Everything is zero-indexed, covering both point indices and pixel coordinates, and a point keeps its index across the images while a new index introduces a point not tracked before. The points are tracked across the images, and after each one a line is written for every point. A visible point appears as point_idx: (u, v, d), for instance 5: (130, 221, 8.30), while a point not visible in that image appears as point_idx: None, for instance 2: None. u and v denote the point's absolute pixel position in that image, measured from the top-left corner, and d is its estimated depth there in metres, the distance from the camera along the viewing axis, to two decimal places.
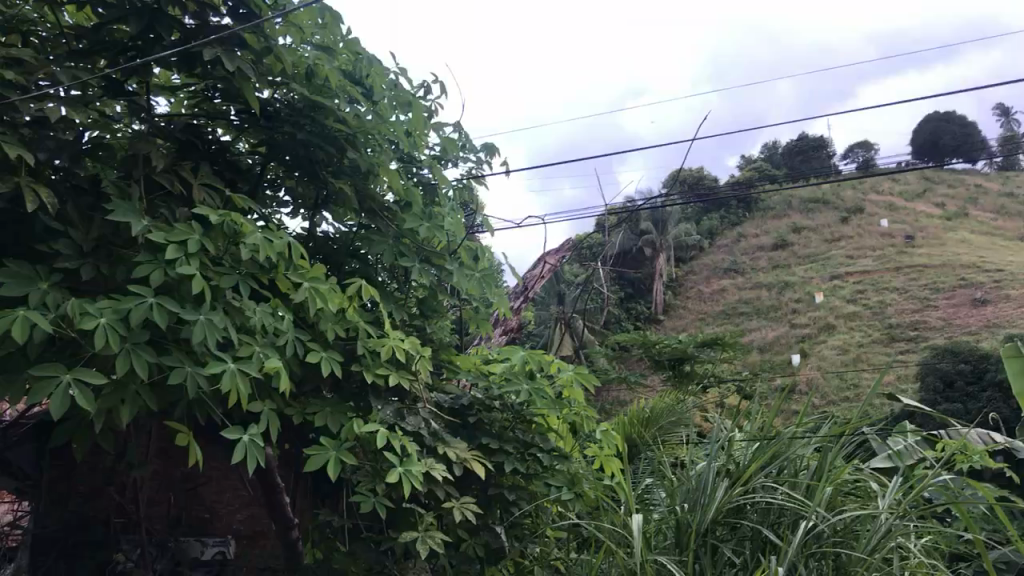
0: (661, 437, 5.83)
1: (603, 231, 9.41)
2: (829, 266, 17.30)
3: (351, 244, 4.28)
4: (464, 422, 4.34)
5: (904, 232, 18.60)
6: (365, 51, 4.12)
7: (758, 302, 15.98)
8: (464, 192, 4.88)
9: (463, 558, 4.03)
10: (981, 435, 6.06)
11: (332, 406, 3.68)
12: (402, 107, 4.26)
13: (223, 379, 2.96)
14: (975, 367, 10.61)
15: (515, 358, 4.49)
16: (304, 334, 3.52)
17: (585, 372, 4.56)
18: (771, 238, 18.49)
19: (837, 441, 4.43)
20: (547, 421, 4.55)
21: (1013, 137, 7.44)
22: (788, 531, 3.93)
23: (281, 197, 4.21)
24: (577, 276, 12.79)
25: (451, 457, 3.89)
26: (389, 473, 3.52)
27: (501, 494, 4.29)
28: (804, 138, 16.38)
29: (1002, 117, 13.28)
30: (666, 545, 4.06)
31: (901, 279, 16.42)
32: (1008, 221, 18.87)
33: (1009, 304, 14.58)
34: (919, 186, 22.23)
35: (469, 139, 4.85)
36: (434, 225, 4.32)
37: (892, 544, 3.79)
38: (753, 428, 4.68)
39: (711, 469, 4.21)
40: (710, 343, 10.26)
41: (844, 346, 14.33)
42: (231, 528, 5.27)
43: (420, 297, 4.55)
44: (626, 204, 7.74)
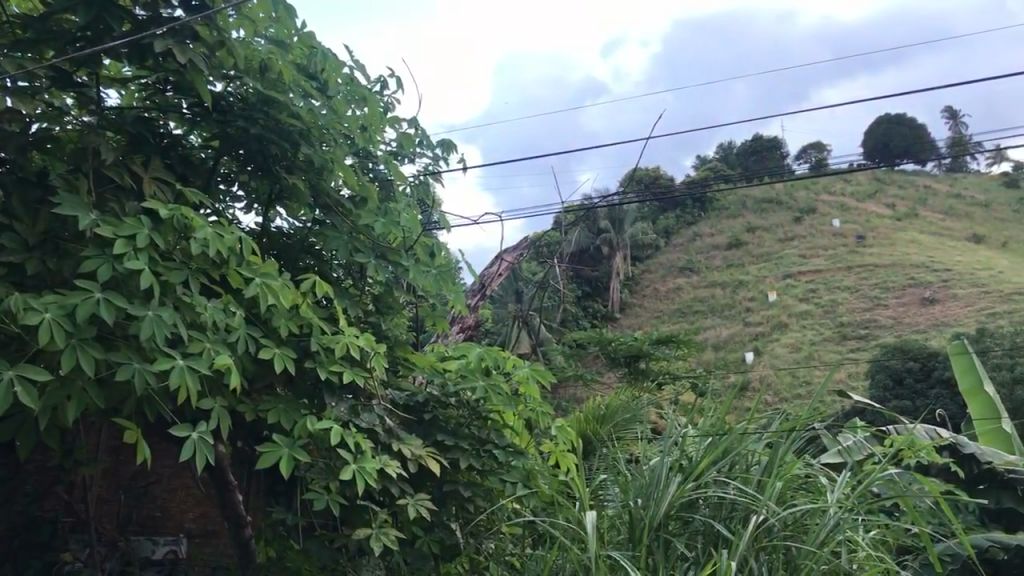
0: (616, 434, 5.89)
1: (561, 229, 9.39)
2: (782, 266, 17.53)
3: (306, 241, 4.26)
4: (419, 419, 4.35)
5: (856, 232, 18.93)
6: (319, 46, 4.10)
7: (713, 301, 16.11)
8: (420, 188, 4.89)
9: (418, 555, 4.04)
10: (927, 431, 6.14)
11: (285, 404, 3.64)
12: (359, 103, 4.25)
13: (172, 375, 2.92)
14: (923, 366, 10.85)
15: (471, 355, 4.40)
16: (256, 331, 3.48)
17: (541, 370, 4.49)
18: (726, 237, 18.53)
19: (788, 437, 4.51)
20: (503, 417, 4.53)
21: (961, 140, 7.60)
22: (740, 525, 3.99)
23: (235, 192, 4.17)
24: (536, 274, 12.37)
25: (405, 453, 3.87)
26: (343, 471, 3.50)
27: (455, 491, 4.26)
28: (758, 139, 16.57)
29: (950, 119, 13.68)
30: (620, 540, 4.08)
31: (853, 278, 16.68)
32: (955, 222, 19.30)
33: (956, 303, 14.91)
34: (870, 187, 22.59)
35: (426, 135, 4.84)
36: (389, 221, 4.29)
37: (839, 537, 3.88)
38: (707, 424, 4.71)
39: (665, 464, 4.24)
40: (666, 341, 10.33)
41: (796, 344, 14.51)
42: (182, 527, 5.22)
43: (375, 293, 4.52)
44: (583, 202, 7.75)
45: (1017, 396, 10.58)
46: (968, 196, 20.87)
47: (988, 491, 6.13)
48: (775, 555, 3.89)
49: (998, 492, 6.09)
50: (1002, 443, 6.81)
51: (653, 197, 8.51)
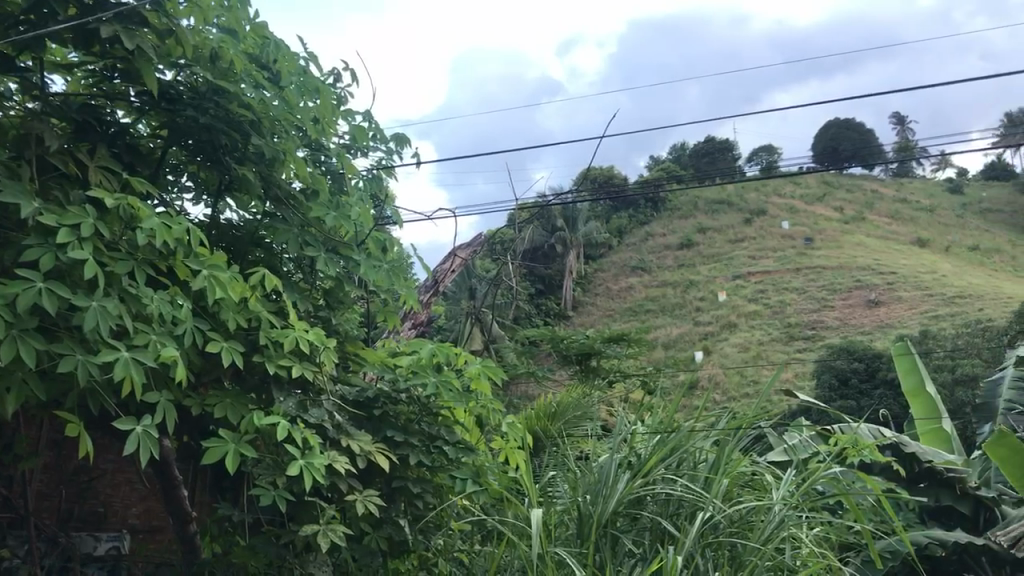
0: (567, 432, 5.92)
1: (515, 225, 9.39)
2: (732, 267, 17.76)
3: (255, 233, 4.18)
4: (369, 415, 4.28)
5: (804, 235, 19.23)
6: (272, 36, 4.05)
7: (664, 301, 16.25)
8: (373, 183, 4.86)
9: (365, 552, 3.99)
10: (871, 430, 6.27)
11: (233, 398, 3.60)
12: (310, 94, 4.18)
13: (116, 367, 2.86)
14: (868, 366, 11.07)
15: (421, 351, 4.37)
16: (203, 323, 3.42)
17: (492, 366, 4.48)
18: (678, 237, 18.40)
19: (734, 435, 4.58)
20: (453, 414, 4.50)
21: (908, 145, 7.73)
22: (687, 522, 4.03)
23: (183, 182, 4.12)
24: (490, 270, 12.30)
25: (354, 449, 3.84)
26: (290, 466, 3.46)
27: (405, 487, 4.20)
28: (711, 140, 16.73)
29: (896, 125, 14.00)
30: (568, 537, 4.10)
31: (801, 279, 16.95)
32: (901, 227, 19.94)
33: (900, 305, 15.28)
34: (818, 190, 22.92)
35: (379, 129, 4.80)
36: (341, 215, 4.26)
37: (784, 534, 3.95)
38: (655, 421, 4.75)
39: (613, 461, 4.27)
40: (618, 339, 10.39)
41: (745, 344, 14.73)
42: (126, 523, 5.14)
43: (326, 288, 4.45)
44: (537, 200, 7.76)
45: (958, 396, 10.85)
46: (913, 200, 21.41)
47: (928, 489, 6.31)
48: (721, 552, 3.93)
49: (938, 489, 6.28)
50: (942, 444, 7.20)
51: (606, 196, 8.54)
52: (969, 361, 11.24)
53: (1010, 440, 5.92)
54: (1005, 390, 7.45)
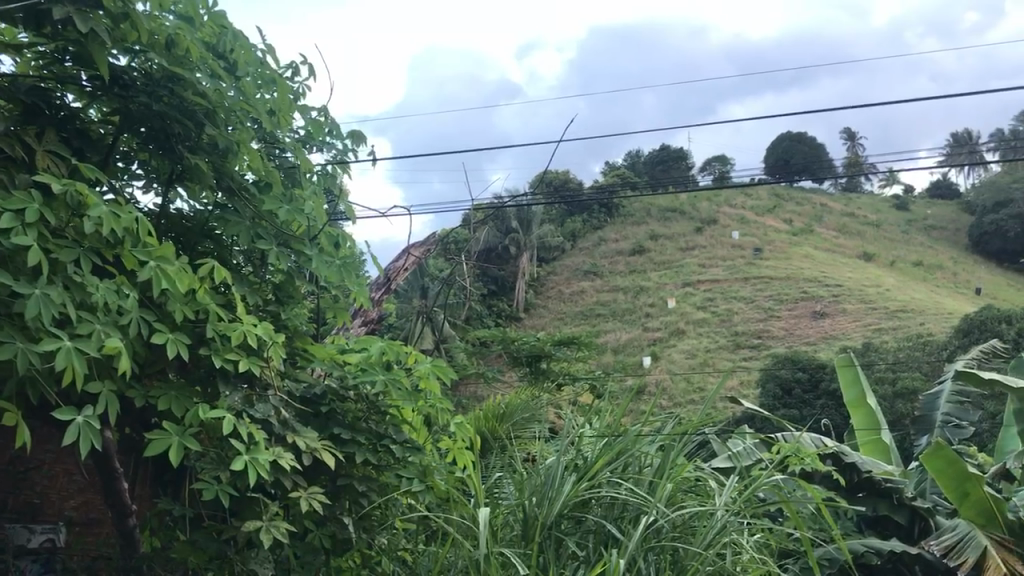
0: (515, 433, 5.95)
1: (469, 226, 9.34)
2: (682, 274, 17.96)
3: (206, 224, 4.13)
4: (316, 411, 4.22)
5: (754, 245, 19.51)
6: (230, 26, 4.02)
7: (615, 305, 16.37)
8: (328, 179, 4.81)
9: (308, 549, 3.96)
10: (814, 440, 6.34)
11: (177, 390, 3.54)
12: (268, 85, 4.20)
13: (58, 355, 2.81)
14: (811, 376, 11.27)
15: (372, 349, 4.35)
16: (149, 314, 3.37)
17: (442, 365, 4.48)
18: (630, 243, 18.55)
19: (679, 440, 4.63)
20: (401, 413, 4.47)
21: (858, 161, 7.86)
22: (631, 526, 4.07)
23: (134, 170, 4.05)
24: (441, 270, 12.23)
25: (300, 446, 3.81)
26: (234, 461, 3.42)
27: (350, 485, 4.17)
28: (666, 148, 16.85)
29: (848, 140, 14.25)
30: (513, 537, 4.12)
31: (749, 289, 17.20)
32: (847, 240, 20.66)
33: (844, 318, 15.61)
34: (768, 203, 23.27)
35: (336, 125, 4.76)
36: (294, 208, 4.23)
37: (726, 539, 4.01)
38: (602, 424, 4.78)
39: (560, 463, 4.30)
40: (567, 342, 10.59)
41: (693, 351, 14.90)
42: (62, 514, 5.02)
43: (276, 282, 4.40)
44: (492, 202, 7.76)
45: (897, 409, 11.10)
46: (859, 215, 21.89)
47: (866, 499, 6.41)
48: (663, 556, 3.98)
49: (875, 499, 6.40)
50: (882, 454, 7.40)
51: (561, 200, 8.56)
52: (909, 375, 11.50)
53: (948, 454, 6.04)
54: (943, 404, 7.64)
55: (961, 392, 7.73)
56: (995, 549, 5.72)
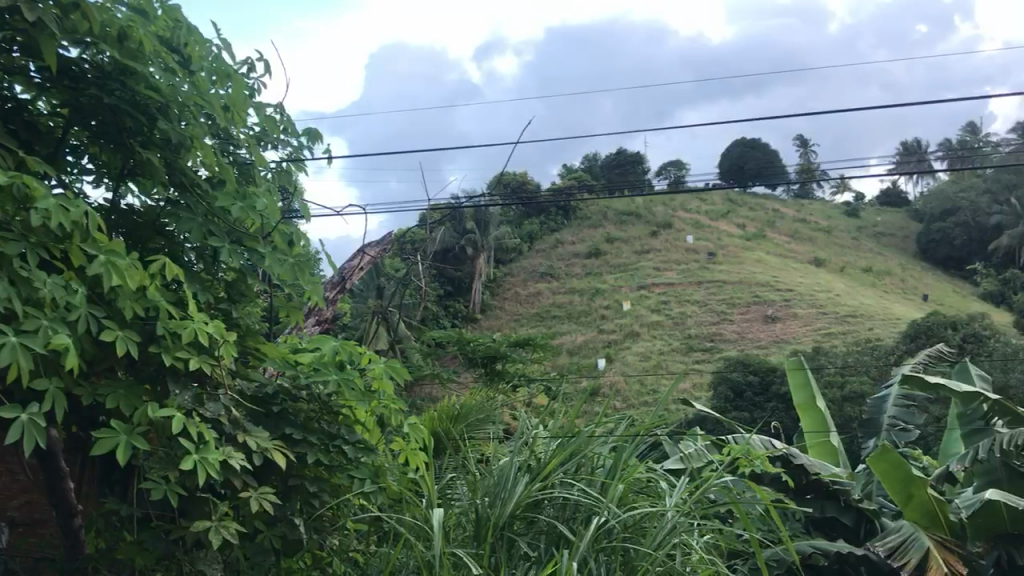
0: (468, 434, 5.96)
1: (425, 226, 9.30)
2: (637, 277, 18.09)
3: (157, 220, 4.08)
4: (267, 411, 4.18)
5: (708, 249, 19.75)
6: (185, 20, 3.97)
7: (571, 307, 16.44)
8: (283, 176, 4.76)
9: (258, 550, 3.92)
10: (762, 442, 6.42)
11: (125, 389, 3.48)
12: (222, 80, 4.15)
13: (3, 352, 2.76)
14: (762, 379, 11.47)
15: (325, 349, 4.31)
16: (98, 311, 3.32)
17: (396, 365, 4.45)
18: (586, 246, 18.67)
19: (632, 441, 4.66)
20: (354, 413, 4.43)
21: (809, 168, 7.97)
22: (582, 526, 4.09)
23: (84, 164, 3.98)
24: (397, 270, 12.16)
25: (251, 446, 3.77)
26: (184, 460, 3.38)
27: (302, 486, 4.13)
28: (622, 152, 16.96)
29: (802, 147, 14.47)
30: (464, 538, 4.12)
31: (703, 292, 17.39)
32: (798, 246, 21.85)
33: (795, 322, 15.91)
34: (722, 208, 23.60)
35: (291, 123, 4.72)
36: (247, 205, 4.15)
37: (675, 540, 4.05)
38: (556, 425, 4.79)
39: (514, 464, 4.30)
40: (523, 343, 10.61)
41: (647, 353, 15.01)
42: (4, 515, 5.05)
43: (228, 280, 4.34)
44: (449, 202, 7.74)
45: (845, 412, 11.32)
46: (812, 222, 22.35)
47: (814, 501, 6.52)
48: (613, 556, 4.01)
49: (822, 501, 6.52)
50: (829, 456, 7.49)
51: (518, 202, 8.57)
52: (857, 379, 11.73)
53: (893, 457, 6.15)
54: (890, 407, 7.79)
55: (907, 396, 7.89)
56: (938, 550, 5.86)
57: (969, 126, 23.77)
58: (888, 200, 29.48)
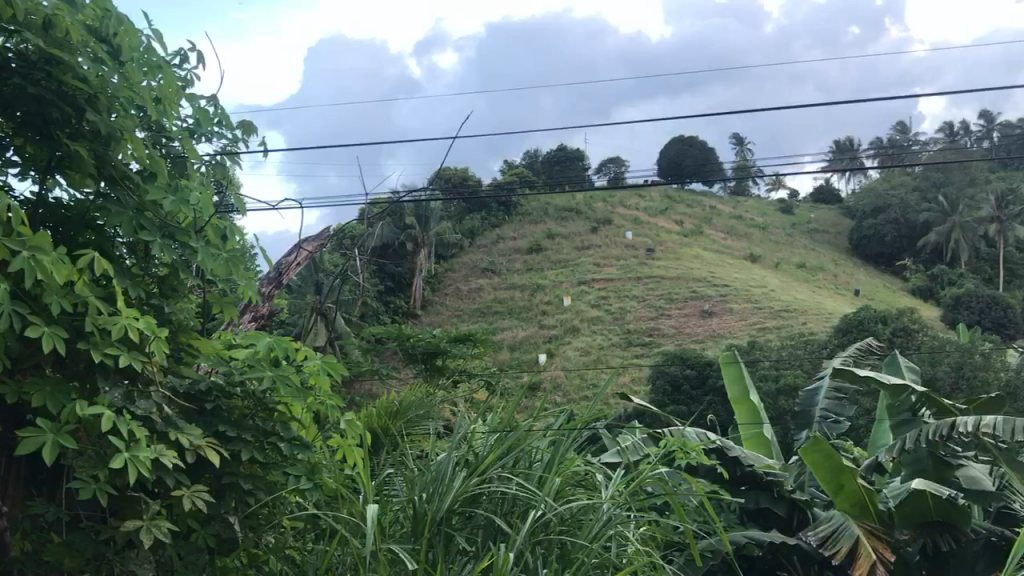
0: (407, 431, 5.91)
1: (364, 221, 9.20)
2: (578, 273, 18.21)
3: (87, 215, 3.98)
4: (200, 408, 4.11)
5: (646, 245, 19.95)
6: (114, 9, 3.90)
7: (512, 303, 16.45)
8: (217, 169, 4.67)
9: (192, 549, 3.86)
10: (697, 433, 6.48)
11: (51, 386, 3.40)
12: (152, 72, 4.06)
13: None
14: (698, 374, 11.69)
15: (259, 345, 4.24)
16: (22, 307, 3.25)
17: (332, 362, 4.38)
18: (526, 242, 18.75)
19: (569, 435, 4.69)
20: (290, 410, 4.37)
21: (743, 165, 8.10)
22: (519, 520, 4.11)
23: (8, 156, 3.87)
24: (335, 265, 12.06)
25: (183, 443, 3.71)
26: (114, 459, 3.31)
27: (235, 484, 4.07)
28: (563, 148, 17.01)
29: (738, 145, 14.70)
30: (401, 534, 4.11)
31: (641, 287, 17.57)
32: (734, 241, 22.33)
33: (731, 318, 16.19)
34: (661, 205, 23.90)
35: (225, 115, 4.65)
36: (179, 199, 4.04)
37: (610, 532, 4.10)
38: (494, 419, 4.78)
39: (450, 459, 4.30)
40: (462, 338, 10.63)
41: (587, 348, 15.11)
42: None
43: (160, 276, 4.24)
44: (388, 197, 7.68)
45: (780, 405, 11.55)
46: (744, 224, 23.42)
47: (748, 492, 6.67)
48: (550, 550, 4.05)
49: (756, 492, 6.66)
50: (763, 448, 7.64)
51: (458, 197, 8.56)
52: (791, 372, 11.97)
53: (824, 448, 6.28)
54: (821, 400, 7.96)
55: (839, 388, 8.06)
56: (867, 538, 6.03)
57: (899, 125, 24.43)
58: (822, 199, 30.16)
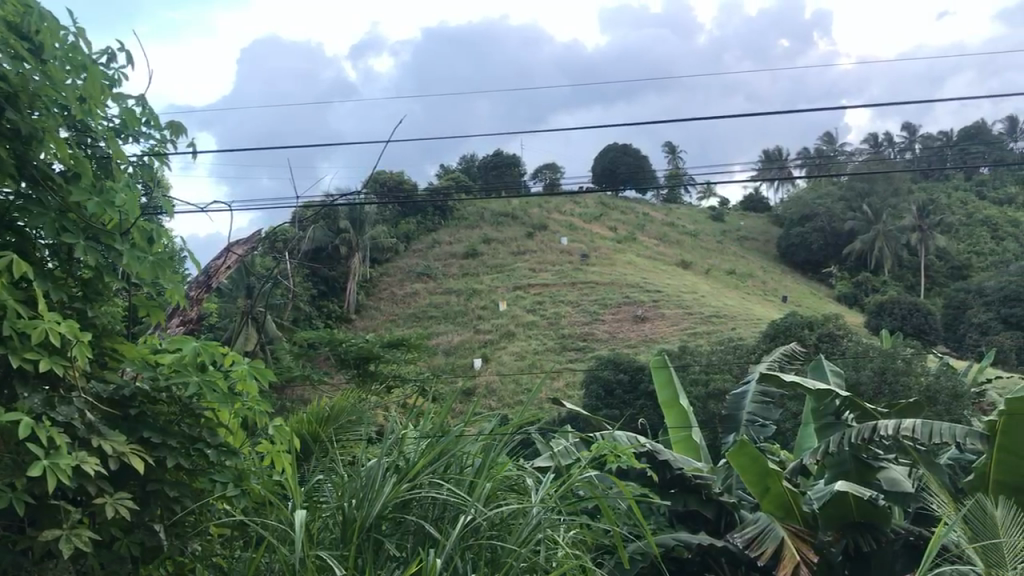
0: (338, 435, 5.85)
1: (298, 225, 9.14)
2: (513, 278, 18.33)
3: (6, 215, 3.85)
4: (125, 414, 4.03)
5: (580, 251, 20.18)
6: (35, 6, 3.81)
7: (447, 308, 16.49)
8: (145, 170, 4.58)
9: (114, 559, 3.77)
10: (627, 436, 6.54)
11: None
12: (77, 71, 3.96)
13: None
14: (631, 378, 11.87)
15: (185, 349, 4.15)
16: None
17: (261, 367, 4.30)
18: (462, 247, 18.81)
19: (500, 440, 4.69)
20: (217, 416, 4.29)
21: (674, 173, 8.24)
22: (449, 525, 4.12)
23: None
24: (266, 269, 11.94)
25: (106, 450, 3.62)
26: (32, 467, 3.23)
27: (161, 491, 4.00)
28: (499, 153, 17.10)
29: (671, 153, 14.97)
30: (331, 540, 4.09)
31: (576, 292, 17.73)
32: (666, 248, 22.71)
33: (664, 323, 16.52)
34: (595, 211, 24.18)
35: (153, 115, 4.56)
36: (104, 201, 3.94)
37: (539, 536, 4.14)
38: (426, 425, 4.77)
39: (381, 465, 4.28)
40: (396, 343, 10.62)
41: (522, 352, 15.20)
42: None
43: (84, 279, 4.13)
44: (322, 200, 7.64)
45: (709, 409, 11.77)
46: (674, 236, 24.16)
47: (677, 495, 6.74)
48: (480, 554, 4.07)
49: (685, 495, 6.75)
50: (692, 452, 7.74)
51: (393, 201, 8.56)
52: (720, 376, 12.23)
53: (751, 452, 6.40)
54: (749, 404, 8.12)
55: (765, 393, 8.23)
56: (791, 540, 6.17)
57: (825, 136, 25.14)
58: (751, 207, 30.85)
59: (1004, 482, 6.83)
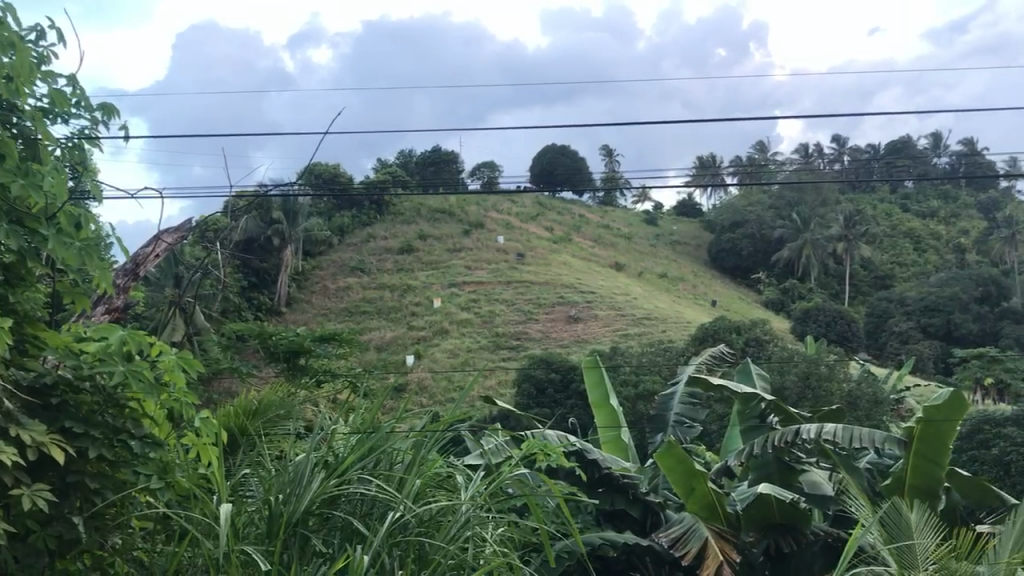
0: (265, 428, 5.78)
1: (231, 216, 8.99)
2: (448, 275, 18.31)
3: None
4: (45, 403, 3.93)
5: (516, 250, 20.23)
6: None
7: (380, 303, 16.39)
8: (74, 152, 4.46)
9: (30, 551, 3.67)
10: (557, 435, 6.59)
11: None
12: (4, 49, 3.85)
13: None
14: (562, 377, 11.98)
15: (112, 338, 4.00)
16: None
17: (188, 358, 4.21)
18: (398, 242, 18.71)
19: (431, 437, 4.68)
20: (142, 406, 4.19)
21: (609, 176, 8.32)
22: (377, 521, 4.10)
23: None
24: (196, 258, 11.72)
25: (24, 440, 3.53)
26: None
27: (82, 482, 3.91)
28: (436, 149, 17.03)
29: (608, 155, 15.08)
30: (256, 535, 4.04)
31: (510, 291, 17.78)
32: (600, 249, 22.90)
33: (596, 324, 16.67)
34: (532, 210, 24.27)
35: (84, 95, 4.45)
36: (29, 183, 3.82)
37: (467, 534, 4.16)
38: (356, 420, 4.73)
39: (309, 460, 4.23)
40: (328, 338, 10.50)
41: (455, 350, 15.18)
42: None
43: (6, 263, 4.01)
44: (256, 191, 7.51)
45: (638, 409, 11.92)
46: (608, 237, 24.36)
47: (605, 494, 6.82)
48: (407, 551, 4.07)
49: (612, 494, 6.83)
50: (619, 451, 7.83)
51: (328, 194, 8.47)
52: (650, 377, 12.39)
53: (678, 453, 6.49)
54: (677, 405, 8.24)
55: (693, 394, 8.36)
56: (714, 540, 6.29)
57: (758, 145, 25.62)
58: (685, 211, 31.28)
59: (917, 485, 7.09)
